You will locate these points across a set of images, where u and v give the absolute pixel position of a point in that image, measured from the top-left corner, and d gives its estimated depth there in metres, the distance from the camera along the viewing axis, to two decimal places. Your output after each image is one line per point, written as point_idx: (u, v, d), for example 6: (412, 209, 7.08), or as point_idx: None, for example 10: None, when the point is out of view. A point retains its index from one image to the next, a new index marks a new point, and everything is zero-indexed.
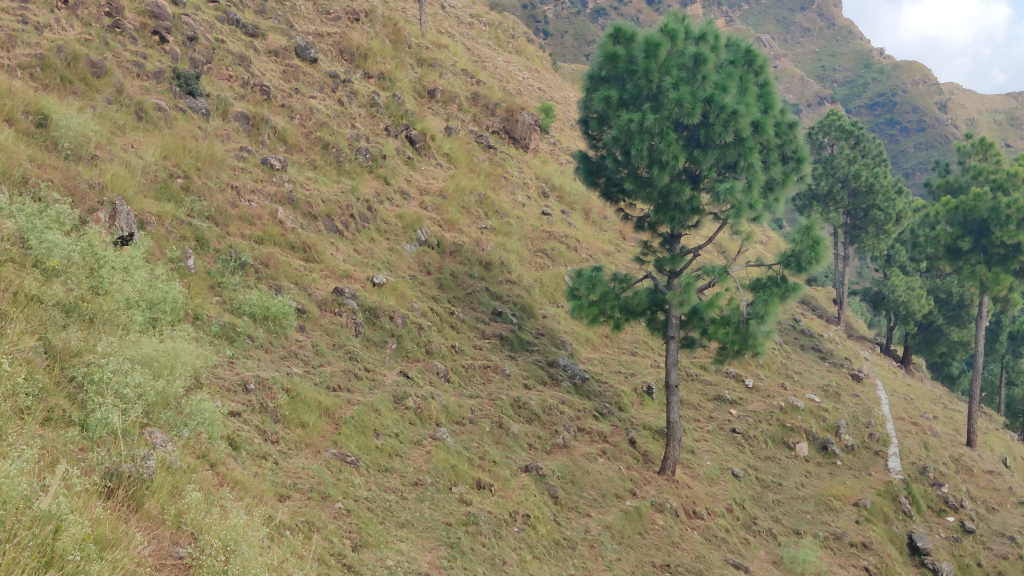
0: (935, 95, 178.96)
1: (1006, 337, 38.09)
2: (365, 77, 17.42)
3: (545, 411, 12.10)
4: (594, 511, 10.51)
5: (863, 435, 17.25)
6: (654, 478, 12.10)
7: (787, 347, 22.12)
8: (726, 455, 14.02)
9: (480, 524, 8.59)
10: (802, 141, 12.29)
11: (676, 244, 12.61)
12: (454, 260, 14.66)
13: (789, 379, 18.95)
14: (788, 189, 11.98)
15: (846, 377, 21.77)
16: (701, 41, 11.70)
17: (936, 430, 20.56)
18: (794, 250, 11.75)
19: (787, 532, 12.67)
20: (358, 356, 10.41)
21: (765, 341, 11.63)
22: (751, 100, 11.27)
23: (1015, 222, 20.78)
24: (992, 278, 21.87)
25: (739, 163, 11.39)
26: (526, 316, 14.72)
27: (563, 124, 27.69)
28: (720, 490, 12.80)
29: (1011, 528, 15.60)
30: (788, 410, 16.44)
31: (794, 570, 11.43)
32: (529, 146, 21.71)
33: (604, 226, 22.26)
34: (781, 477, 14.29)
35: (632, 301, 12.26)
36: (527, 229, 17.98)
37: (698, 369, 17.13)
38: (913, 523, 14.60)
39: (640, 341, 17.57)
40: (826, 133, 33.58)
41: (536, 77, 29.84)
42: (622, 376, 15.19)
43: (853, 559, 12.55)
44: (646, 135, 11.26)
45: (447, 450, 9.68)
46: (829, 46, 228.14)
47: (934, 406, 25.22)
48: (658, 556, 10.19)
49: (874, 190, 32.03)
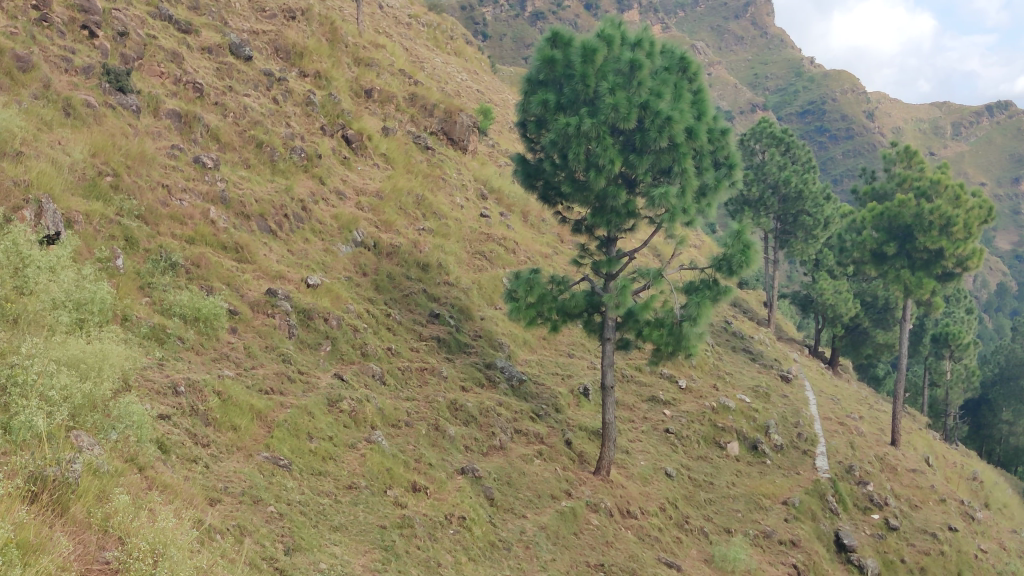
0: (862, 105, 183.99)
1: (929, 339, 39.32)
2: (300, 75, 17.23)
3: (481, 413, 12.12)
4: (529, 512, 10.57)
5: (791, 435, 17.63)
6: (588, 479, 12.21)
7: (719, 349, 22.53)
8: (659, 455, 14.21)
9: (414, 526, 8.59)
10: (734, 147, 12.53)
11: (612, 247, 12.76)
12: (390, 261, 14.59)
13: (720, 380, 19.31)
14: (719, 194, 12.21)
15: (775, 378, 22.26)
16: (636, 47, 11.85)
17: (861, 429, 21.14)
18: (726, 254, 11.98)
19: (718, 530, 12.90)
20: (291, 358, 10.31)
21: (698, 342, 11.83)
22: (685, 107, 11.49)
23: (937, 228, 21.52)
24: (916, 282, 22.35)
25: (673, 168, 11.59)
26: (464, 318, 14.74)
27: (501, 126, 27.77)
28: (654, 489, 12.97)
29: (932, 525, 16.14)
30: (719, 411, 16.75)
31: (724, 568, 11.63)
32: (467, 147, 21.75)
33: (541, 228, 22.38)
34: (712, 476, 14.52)
35: (569, 303, 12.31)
36: (465, 231, 17.98)
37: (633, 371, 17.35)
38: (839, 520, 14.98)
39: (577, 343, 17.71)
40: (757, 139, 33.90)
41: (474, 79, 29.84)
42: (559, 378, 15.30)
43: (781, 557, 12.82)
44: (583, 139, 11.33)
45: (382, 453, 9.63)
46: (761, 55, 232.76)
47: (860, 406, 25.91)
48: (592, 555, 10.31)
49: (804, 196, 33.00)
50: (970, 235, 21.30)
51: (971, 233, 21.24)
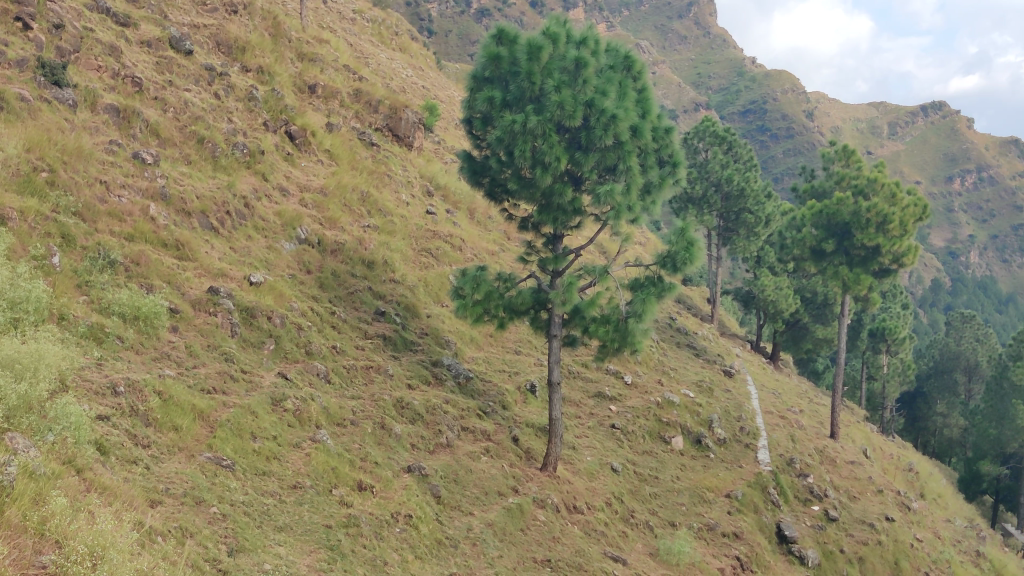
0: (802, 104, 187.40)
1: (866, 334, 40.24)
2: (242, 70, 16.96)
3: (428, 411, 12.09)
4: (476, 509, 10.58)
5: (734, 429, 17.89)
6: (535, 475, 12.25)
7: (663, 345, 22.77)
8: (606, 450, 14.33)
9: (360, 525, 8.55)
10: (678, 145, 12.66)
11: (558, 244, 12.80)
12: (334, 259, 14.47)
13: (665, 375, 19.54)
14: (664, 192, 12.35)
15: (719, 373, 22.58)
16: (581, 45, 11.92)
17: (802, 423, 21.56)
18: (670, 251, 12.12)
19: (663, 524, 13.06)
20: (234, 357, 10.17)
21: (643, 339, 11.96)
22: (629, 105, 11.60)
23: (874, 225, 22.01)
24: (854, 278, 22.83)
25: (618, 166, 11.69)
26: (410, 316, 14.70)
27: (447, 123, 27.69)
28: (600, 484, 13.08)
29: (870, 515, 16.55)
30: (664, 406, 16.95)
31: (669, 561, 11.78)
32: (413, 144, 21.66)
33: (487, 225, 22.41)
34: (657, 470, 14.67)
35: (516, 300, 12.32)
36: (411, 228, 17.91)
37: (579, 367, 17.46)
38: (781, 512, 15.25)
39: (523, 339, 17.77)
40: (700, 138, 34.24)
41: (419, 76, 29.72)
42: (506, 375, 15.33)
43: (724, 549, 13.03)
44: (529, 136, 11.33)
45: (327, 452, 9.56)
46: (704, 54, 235.67)
47: (800, 400, 26.42)
48: (539, 551, 10.35)
49: (746, 194, 33.50)
50: (906, 232, 21.81)
51: (907, 230, 21.76)
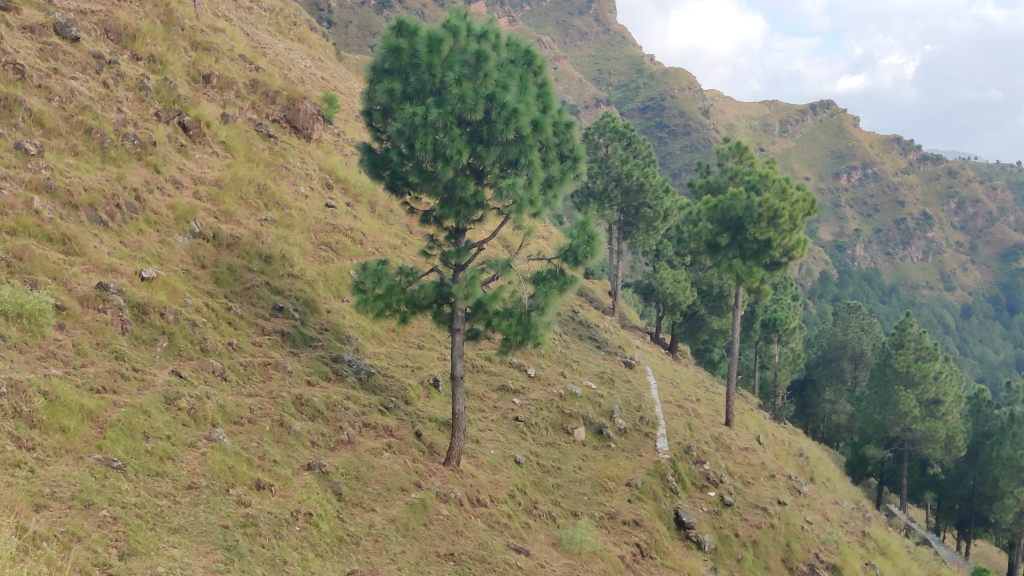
0: (698, 101, 192.07)
1: (759, 325, 41.56)
2: (133, 59, 16.31)
3: (328, 408, 11.92)
4: (378, 505, 10.48)
5: (634, 418, 18.22)
6: (438, 469, 12.20)
7: (566, 337, 23.04)
8: (509, 443, 14.40)
9: (259, 525, 8.38)
10: (578, 140, 12.81)
11: (461, 238, 12.76)
12: (231, 253, 14.10)
13: (567, 367, 19.78)
14: (565, 186, 12.45)
15: (619, 364, 22.98)
16: (481, 38, 11.92)
17: (699, 411, 22.12)
18: (571, 245, 12.25)
19: (565, 514, 13.21)
20: (125, 355, 9.82)
21: (545, 331, 12.07)
22: (530, 100, 11.68)
23: (765, 220, 22.71)
24: (747, 271, 23.56)
25: (520, 160, 11.74)
26: (309, 312, 14.48)
27: (347, 116, 27.35)
28: (503, 476, 13.13)
29: (763, 500, 17.11)
30: (566, 398, 17.16)
31: (571, 550, 11.94)
32: (312, 136, 21.32)
33: (388, 219, 22.25)
34: (559, 461, 14.83)
35: (418, 294, 12.22)
36: (310, 222, 17.62)
37: (482, 360, 17.48)
38: (679, 499, 15.60)
39: (426, 334, 17.69)
40: (601, 133, 34.21)
41: (318, 67, 29.21)
42: (408, 369, 15.25)
43: (625, 536, 13.25)
44: (429, 129, 11.24)
45: (223, 451, 9.32)
46: (604, 51, 238.81)
47: (697, 389, 27.09)
48: (442, 545, 10.33)
49: (644, 189, 34.09)
50: (795, 226, 22.75)
51: (796, 225, 22.72)
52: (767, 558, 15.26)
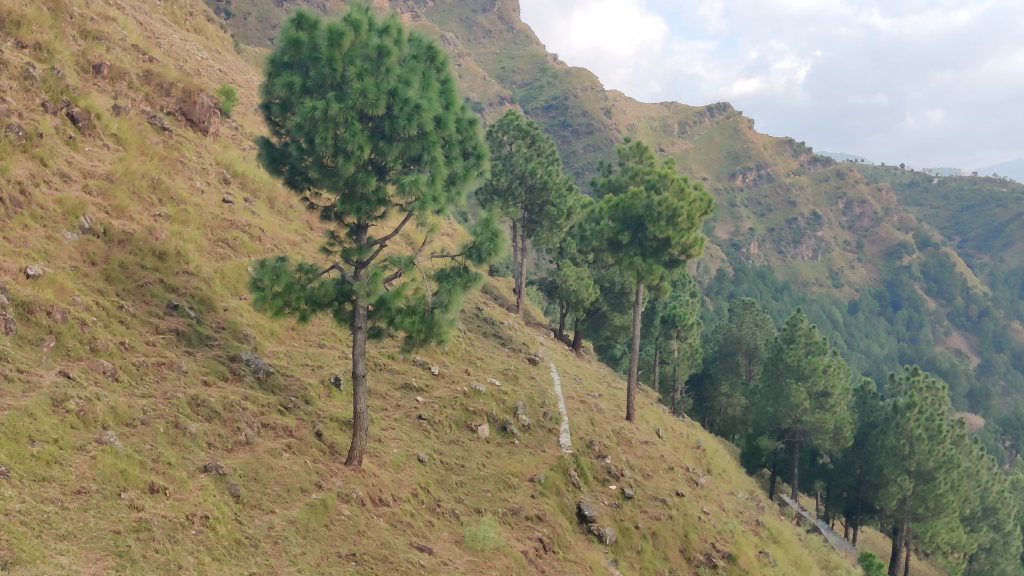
0: (600, 101, 194.83)
1: (659, 320, 42.51)
2: (17, 46, 15.26)
3: (225, 408, 11.63)
4: (277, 506, 10.28)
5: (538, 415, 18.35)
6: (339, 469, 12.03)
7: (470, 334, 23.04)
8: (412, 441, 14.31)
9: (153, 529, 8.12)
10: (481, 137, 12.87)
11: (362, 234, 12.56)
12: (122, 250, 13.57)
13: (471, 364, 19.81)
14: (468, 182, 12.47)
15: (523, 360, 23.12)
16: (383, 33, 11.84)
17: (601, 406, 22.42)
18: (474, 242, 12.26)
19: (469, 511, 13.20)
20: (7, 357, 9.34)
21: (449, 329, 12.06)
22: (433, 96, 11.69)
23: (664, 219, 23.19)
24: (647, 268, 24.07)
25: (423, 156, 11.70)
26: (205, 310, 14.11)
27: (244, 109, 26.71)
28: (406, 475, 13.05)
29: (662, 492, 17.52)
30: (470, 395, 17.19)
31: (475, 547, 11.97)
32: (208, 129, 20.80)
33: (288, 215, 21.93)
34: (463, 459, 14.81)
35: (318, 292, 11.98)
36: (206, 218, 17.13)
37: (385, 359, 17.36)
38: (581, 493, 15.76)
39: (327, 332, 17.45)
40: (504, 131, 33.99)
41: (215, 59, 28.36)
42: (309, 368, 15.01)
43: (528, 531, 13.34)
44: (330, 124, 11.00)
45: (115, 455, 8.99)
46: (507, 49, 239.86)
47: (599, 384, 27.48)
48: (343, 546, 10.19)
49: (548, 187, 34.31)
50: (692, 225, 23.32)
51: (693, 223, 23.25)
52: (666, 549, 15.61)
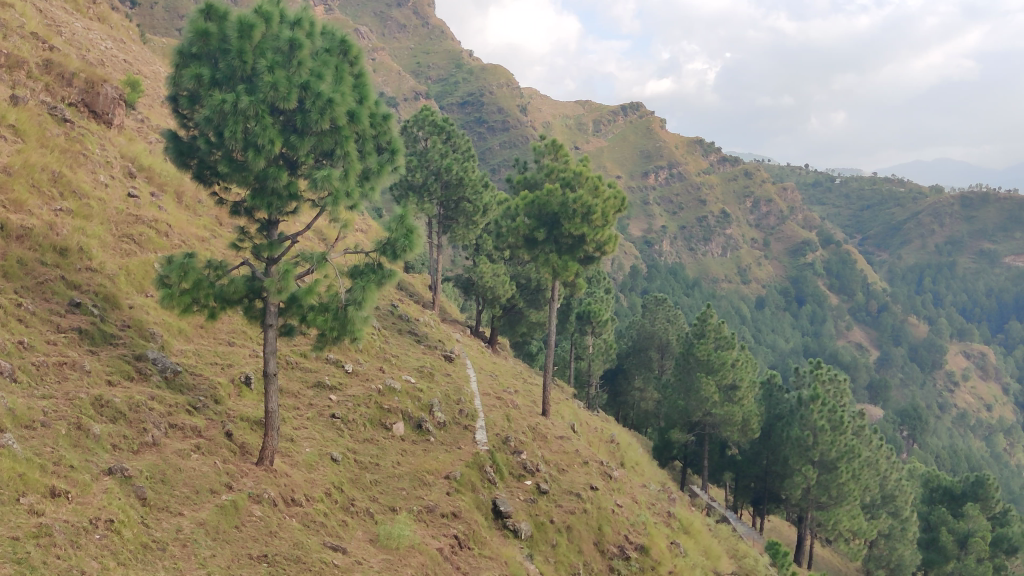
0: (516, 99, 195.66)
1: (574, 317, 42.94)
2: None
3: (131, 408, 11.31)
4: (186, 509, 10.02)
5: (453, 412, 18.33)
6: (250, 470, 11.81)
7: (384, 332, 22.86)
8: (325, 440, 14.16)
9: (53, 535, 7.83)
10: (395, 133, 12.79)
11: (273, 230, 12.31)
12: (21, 245, 13.02)
13: (386, 362, 19.66)
14: (382, 178, 12.42)
15: (439, 358, 23.06)
16: (295, 26, 11.68)
17: (516, 402, 22.53)
18: (389, 239, 12.18)
19: (383, 510, 13.08)
20: None
21: (362, 326, 11.97)
22: (346, 90, 11.59)
23: (579, 216, 23.35)
24: (562, 265, 24.29)
25: (335, 150, 11.63)
26: (109, 308, 13.69)
27: (150, 102, 26.00)
28: (319, 474, 12.89)
29: (576, 486, 17.72)
30: (385, 393, 17.08)
31: (389, 545, 11.89)
32: (112, 121, 20.17)
33: (196, 210, 21.44)
34: (377, 457, 14.69)
35: (228, 289, 11.70)
36: (110, 213, 16.61)
37: (297, 357, 17.17)
38: (496, 489, 15.77)
39: (236, 330, 17.12)
40: (419, 127, 33.71)
41: (120, 49, 27.47)
42: (218, 368, 14.67)
43: (443, 529, 13.29)
44: (240, 117, 10.74)
45: (13, 457, 8.62)
46: (422, 45, 239.15)
47: (515, 380, 27.58)
48: (254, 548, 9.98)
49: (464, 183, 34.27)
50: (607, 222, 23.59)
51: (608, 221, 23.54)
52: (581, 542, 15.80)
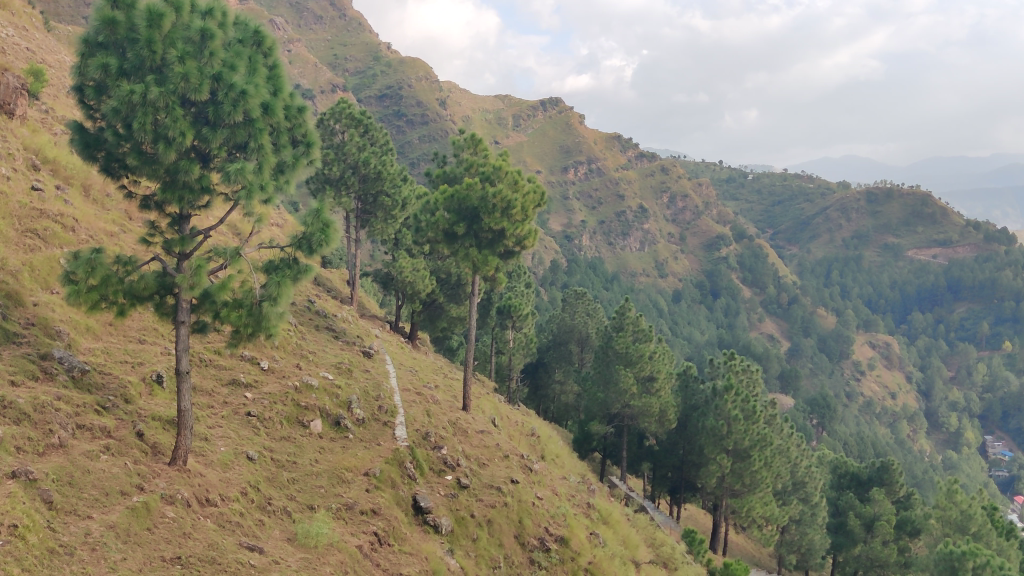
0: (435, 92, 194.74)
1: (495, 311, 43.04)
2: None
3: (36, 410, 10.92)
4: (94, 511, 9.74)
5: (372, 408, 18.19)
6: (162, 470, 11.50)
7: (301, 328, 22.58)
8: (241, 439, 13.91)
9: None
10: (310, 126, 12.67)
11: (185, 225, 12.02)
12: None
13: (302, 359, 19.43)
14: (297, 172, 12.28)
15: (357, 353, 22.86)
16: (206, 16, 11.41)
17: (436, 397, 22.46)
18: (304, 233, 12.01)
19: (301, 508, 12.90)
20: None
21: (277, 323, 11.87)
22: (259, 83, 11.42)
23: (499, 211, 23.36)
24: (482, 259, 24.33)
25: (249, 143, 11.43)
26: (12, 306, 13.19)
27: (54, 92, 25.09)
28: (234, 474, 12.65)
29: (496, 479, 17.78)
30: (302, 390, 16.86)
31: (307, 544, 11.73)
32: (14, 112, 19.37)
33: (104, 205, 20.85)
34: (294, 455, 14.48)
35: (138, 285, 11.36)
36: (12, 208, 15.99)
37: (211, 354, 16.85)
38: (417, 485, 15.68)
39: (147, 328, 16.69)
40: (336, 120, 33.14)
41: (22, 37, 26.41)
42: (128, 366, 14.26)
43: (363, 526, 13.18)
44: (149, 109, 10.41)
45: None
46: (339, 37, 236.48)
47: (435, 375, 27.54)
48: (167, 549, 9.76)
49: (382, 177, 33.98)
50: (526, 216, 23.76)
51: (526, 215, 23.73)
52: (501, 535, 15.87)
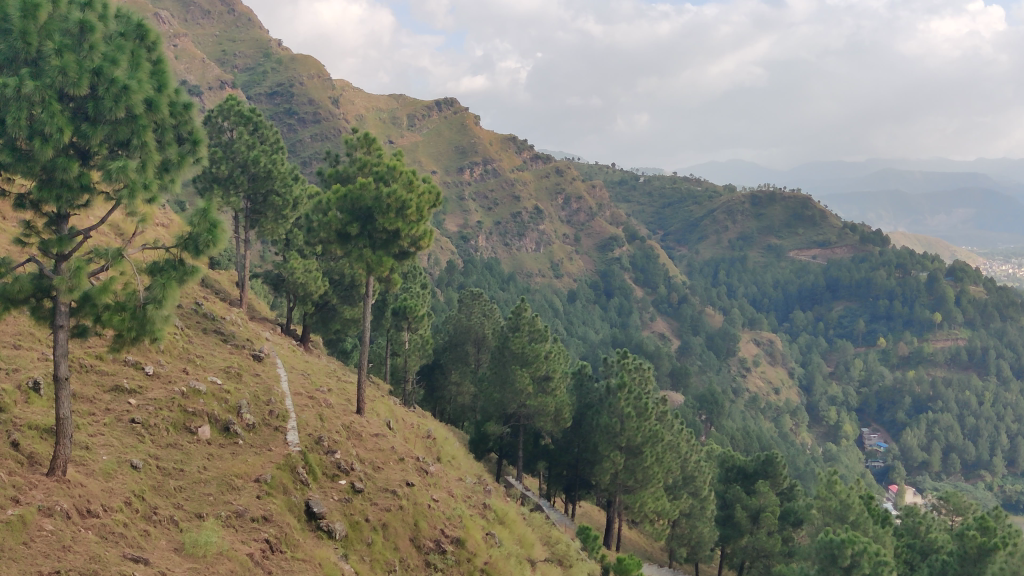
0: (328, 90, 191.99)
1: (389, 313, 42.68)
2: None
3: None
4: None
5: (263, 413, 17.79)
6: (39, 481, 11.00)
7: (188, 332, 21.89)
8: (124, 447, 13.45)
9: None
10: (197, 123, 12.31)
11: (63, 225, 11.54)
12: None
13: (189, 363, 18.89)
14: (182, 171, 11.94)
15: (247, 357, 22.32)
16: (86, 8, 11.04)
17: (330, 401, 22.12)
18: (190, 233, 11.69)
19: (188, 516, 12.51)
20: None
21: (162, 326, 11.54)
22: (142, 77, 11.07)
23: (393, 211, 23.21)
24: (376, 260, 24.07)
25: (132, 140, 11.06)
26: None
27: None
28: (117, 483, 12.23)
29: (392, 483, 17.63)
30: (190, 395, 16.40)
31: (195, 553, 11.38)
32: None
33: None
34: (181, 463, 14.05)
35: (12, 288, 10.82)
36: None
37: (92, 360, 16.25)
38: (310, 490, 15.39)
39: (22, 333, 15.96)
40: (224, 117, 32.19)
41: None
42: (3, 373, 13.62)
43: (253, 533, 12.85)
44: (24, 104, 9.91)
45: None
46: (228, 33, 230.83)
47: (328, 378, 27.13)
48: (45, 564, 9.35)
49: (272, 176, 33.29)
50: (420, 217, 23.68)
51: (421, 215, 23.65)
52: (396, 539, 15.74)
